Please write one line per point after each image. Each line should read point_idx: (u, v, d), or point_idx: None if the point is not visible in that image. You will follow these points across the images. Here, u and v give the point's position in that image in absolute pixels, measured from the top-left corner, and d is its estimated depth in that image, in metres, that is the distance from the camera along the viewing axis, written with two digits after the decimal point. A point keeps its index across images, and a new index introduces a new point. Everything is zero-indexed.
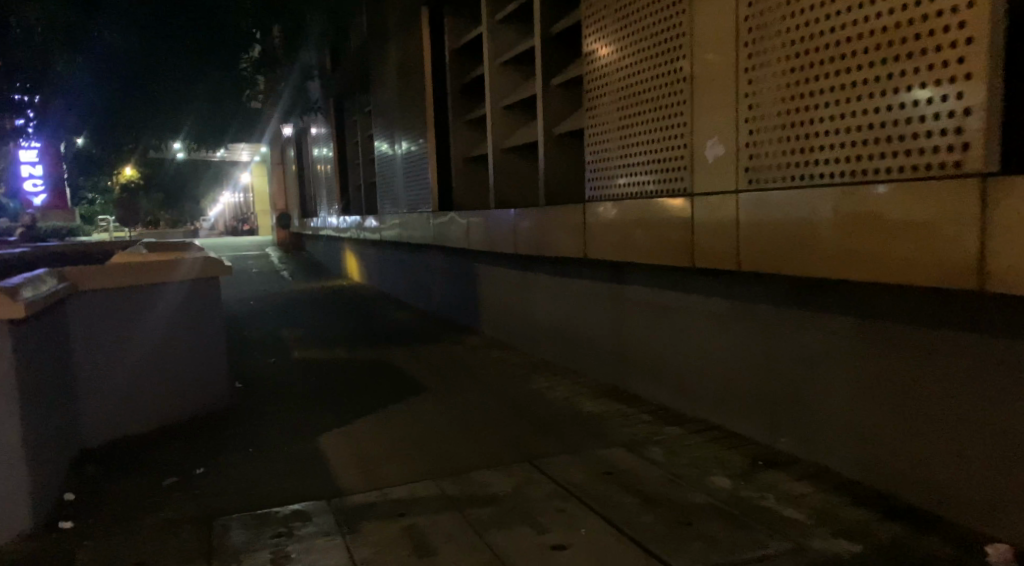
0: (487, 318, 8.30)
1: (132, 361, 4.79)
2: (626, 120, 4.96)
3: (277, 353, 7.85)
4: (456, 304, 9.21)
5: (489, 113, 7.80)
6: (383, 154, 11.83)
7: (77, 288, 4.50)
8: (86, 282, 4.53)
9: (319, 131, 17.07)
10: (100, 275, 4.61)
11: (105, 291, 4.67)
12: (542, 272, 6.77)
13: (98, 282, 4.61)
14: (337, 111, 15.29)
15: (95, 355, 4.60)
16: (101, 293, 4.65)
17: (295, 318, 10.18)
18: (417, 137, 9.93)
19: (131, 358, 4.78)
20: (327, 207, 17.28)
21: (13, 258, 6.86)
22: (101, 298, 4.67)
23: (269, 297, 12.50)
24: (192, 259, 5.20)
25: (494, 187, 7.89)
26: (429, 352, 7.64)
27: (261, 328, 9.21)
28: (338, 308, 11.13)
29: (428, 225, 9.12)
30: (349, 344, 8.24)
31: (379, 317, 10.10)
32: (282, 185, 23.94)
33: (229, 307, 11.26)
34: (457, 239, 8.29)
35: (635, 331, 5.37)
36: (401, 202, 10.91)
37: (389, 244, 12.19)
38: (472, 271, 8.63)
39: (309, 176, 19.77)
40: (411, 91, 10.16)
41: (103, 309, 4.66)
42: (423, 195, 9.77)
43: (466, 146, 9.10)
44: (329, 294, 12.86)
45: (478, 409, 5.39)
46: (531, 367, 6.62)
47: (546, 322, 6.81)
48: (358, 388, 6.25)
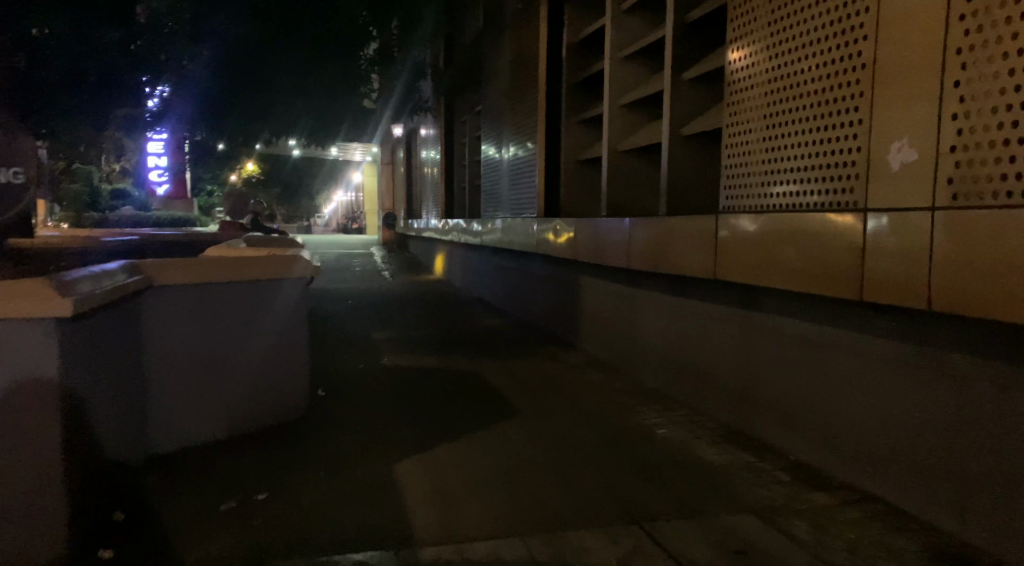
0: (587, 335, 7.65)
1: (208, 363, 4.49)
2: (775, 122, 4.19)
3: (366, 357, 7.51)
4: (555, 317, 8.61)
5: (607, 110, 7.12)
6: (490, 156, 11.42)
7: (156, 282, 4.21)
8: (166, 276, 4.24)
9: (427, 132, 16.97)
10: (182, 269, 4.32)
11: (186, 288, 4.37)
12: (656, 289, 6.05)
13: (180, 277, 4.31)
14: (447, 111, 15.08)
15: (171, 355, 4.32)
16: (181, 289, 4.35)
17: (389, 320, 9.91)
18: (525, 137, 9.41)
19: (207, 359, 4.48)
20: (431, 208, 17.16)
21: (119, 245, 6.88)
22: (182, 295, 4.36)
23: (366, 296, 12.40)
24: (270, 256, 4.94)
25: (605, 193, 7.23)
26: (523, 368, 7.07)
27: (353, 329, 8.97)
28: (433, 311, 10.79)
29: (530, 231, 8.58)
30: (439, 352, 7.82)
31: (472, 324, 9.65)
32: (390, 185, 24.22)
33: (326, 304, 11.16)
34: (561, 248, 7.69)
35: (767, 368, 4.56)
36: (504, 205, 10.44)
37: (489, 249, 11.76)
38: (574, 284, 8.01)
39: (416, 176, 19.79)
40: (522, 88, 9.65)
41: (183, 306, 4.36)
42: (528, 200, 9.25)
43: (576, 148, 8.49)
44: (426, 296, 12.59)
45: (576, 444, 4.75)
46: (636, 396, 5.90)
47: (655, 346, 6.08)
48: (445, 404, 5.77)
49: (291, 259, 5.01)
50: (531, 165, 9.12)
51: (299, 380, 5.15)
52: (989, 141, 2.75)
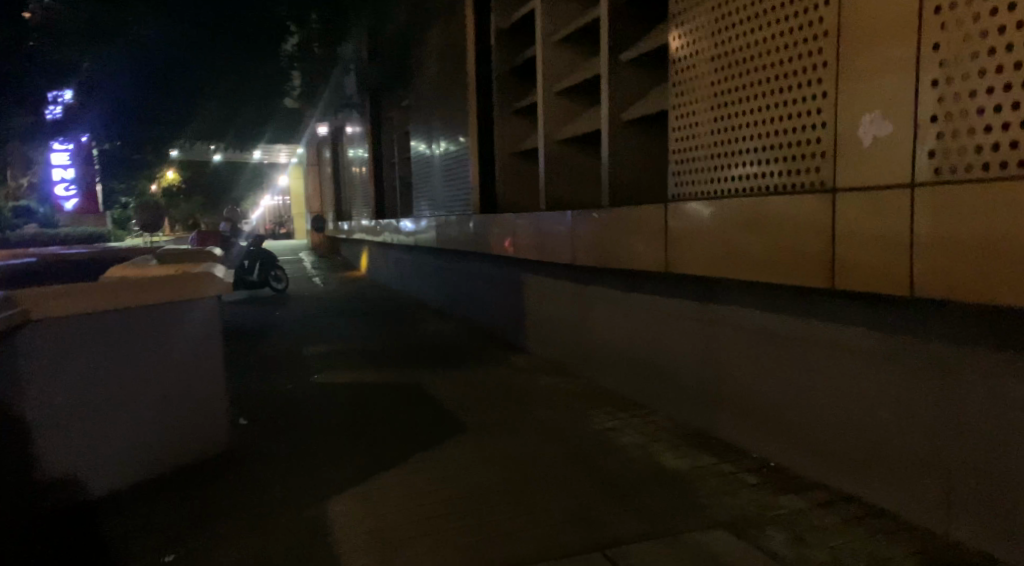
0: (534, 336, 7.28)
1: (106, 401, 3.89)
2: (726, 99, 3.90)
3: (298, 376, 6.93)
4: (498, 318, 8.21)
5: (541, 99, 6.75)
6: (420, 154, 10.90)
7: (37, 315, 3.57)
8: (52, 308, 3.62)
9: (354, 130, 16.26)
10: (71, 299, 3.69)
11: (74, 318, 3.74)
12: (604, 285, 5.72)
13: (67, 307, 3.68)
14: (373, 107, 14.43)
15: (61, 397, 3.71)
16: (69, 321, 3.72)
17: (322, 331, 9.29)
18: (457, 131, 8.96)
19: (104, 397, 3.88)
20: (362, 210, 16.47)
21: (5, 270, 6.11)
22: (71, 327, 3.73)
23: (297, 307, 11.72)
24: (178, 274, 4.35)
25: (544, 186, 6.87)
26: (469, 376, 6.64)
27: (281, 344, 8.36)
28: (370, 318, 10.21)
29: (467, 229, 8.15)
30: (377, 364, 7.30)
31: (411, 330, 9.15)
32: (318, 188, 23.27)
33: (254, 320, 10.43)
34: (501, 246, 7.29)
35: (728, 363, 4.27)
36: (438, 204, 9.96)
37: (424, 250, 11.26)
38: (516, 282, 7.62)
39: (344, 177, 19.00)
40: (451, 80, 9.18)
41: (72, 340, 3.74)
42: (464, 196, 8.81)
43: (511, 139, 8.08)
44: (361, 302, 11.97)
45: (528, 461, 4.37)
46: (590, 400, 5.56)
47: (606, 345, 5.76)
48: (385, 423, 5.27)
49: (203, 276, 4.44)
50: (464, 160, 8.68)
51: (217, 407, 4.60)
52: (977, 108, 2.48)
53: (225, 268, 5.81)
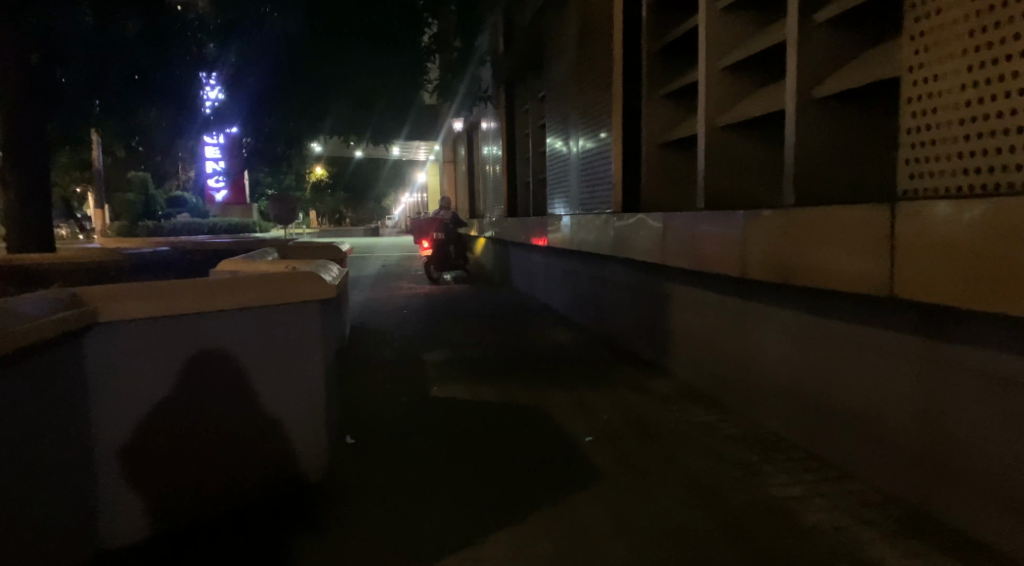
0: (682, 358, 6.17)
1: (184, 415, 3.38)
2: (998, 57, 2.75)
3: (414, 391, 6.27)
4: (638, 333, 7.16)
5: (702, 77, 5.65)
6: (556, 149, 10.07)
7: (102, 316, 3.10)
8: (117, 309, 3.14)
9: (488, 125, 15.71)
10: (139, 298, 3.21)
11: (149, 321, 3.25)
12: (781, 304, 4.52)
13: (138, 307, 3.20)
14: (508, 99, 13.77)
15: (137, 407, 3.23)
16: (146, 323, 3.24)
17: (446, 339, 8.66)
18: (598, 121, 7.99)
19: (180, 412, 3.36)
20: (494, 207, 15.93)
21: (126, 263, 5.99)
22: (144, 332, 3.24)
23: (421, 307, 11.36)
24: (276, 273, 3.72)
25: (702, 179, 5.75)
26: (603, 403, 5.65)
27: (400, 350, 7.89)
28: (496, 324, 9.48)
29: (607, 230, 7.15)
30: (500, 380, 6.50)
31: (539, 340, 8.30)
32: (452, 184, 23.15)
33: (379, 322, 10.05)
34: (647, 252, 6.25)
35: (970, 426, 3.04)
36: (573, 202, 9.08)
37: (555, 252, 10.44)
38: (662, 293, 6.53)
39: (477, 173, 18.58)
40: (593, 64, 8.23)
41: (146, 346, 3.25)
42: (603, 193, 7.82)
43: (660, 127, 6.98)
44: (488, 306, 11.30)
45: (676, 530, 3.39)
46: (757, 450, 4.39)
47: (779, 380, 4.57)
48: (503, 459, 4.43)
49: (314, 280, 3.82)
50: (605, 152, 7.69)
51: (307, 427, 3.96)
52: None
53: (338, 270, 5.25)
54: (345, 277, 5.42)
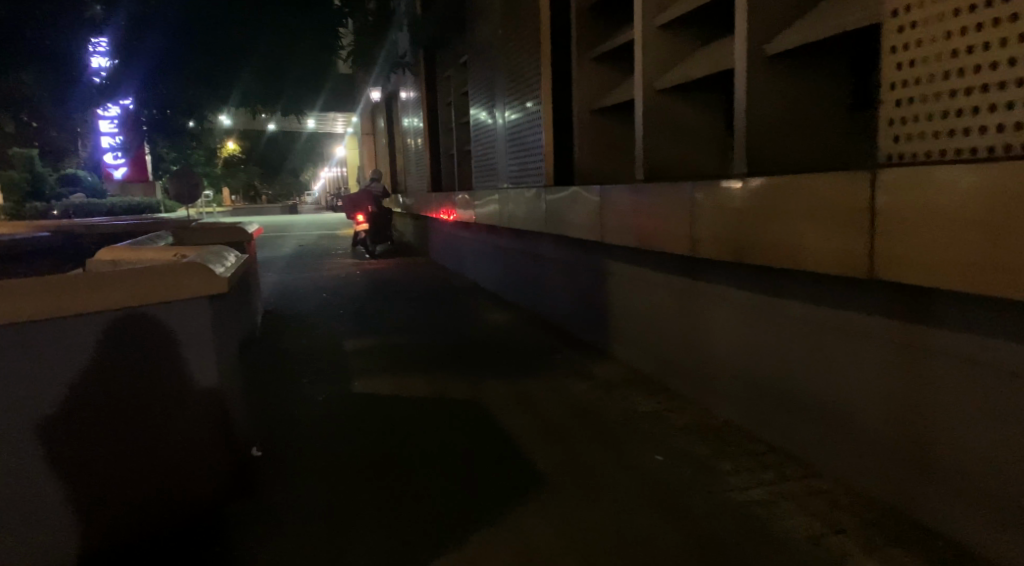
0: (624, 340, 5.81)
1: (48, 450, 2.83)
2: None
3: (333, 389, 5.67)
4: (575, 314, 6.76)
5: (639, 35, 5.21)
6: (480, 118, 9.48)
7: None
8: None
9: (408, 93, 14.89)
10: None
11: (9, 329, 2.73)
12: (734, 284, 4.17)
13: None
14: (428, 65, 12.99)
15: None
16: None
17: (369, 324, 8.04)
18: (525, 87, 7.44)
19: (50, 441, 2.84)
20: (417, 181, 15.21)
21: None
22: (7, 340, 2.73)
23: (342, 289, 10.68)
24: (165, 266, 3.20)
25: (640, 148, 5.33)
26: (541, 395, 5.22)
27: (320, 341, 7.26)
28: (424, 306, 8.91)
29: (539, 205, 6.68)
30: (428, 371, 5.96)
31: (469, 323, 7.79)
32: (373, 156, 22.14)
33: (296, 309, 9.30)
34: (584, 228, 5.82)
35: (965, 424, 2.72)
36: (501, 174, 8.56)
37: (484, 227, 9.93)
38: (600, 271, 6.13)
39: (398, 144, 17.72)
40: (518, 25, 7.65)
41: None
42: (532, 165, 7.33)
43: (592, 93, 6.50)
44: (414, 286, 10.69)
45: (636, 545, 2.99)
46: (711, 444, 4.06)
47: (733, 366, 4.24)
48: (433, 470, 3.91)
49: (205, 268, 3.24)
50: (534, 121, 7.17)
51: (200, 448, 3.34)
52: None
53: (237, 254, 4.56)
54: (246, 260, 4.73)
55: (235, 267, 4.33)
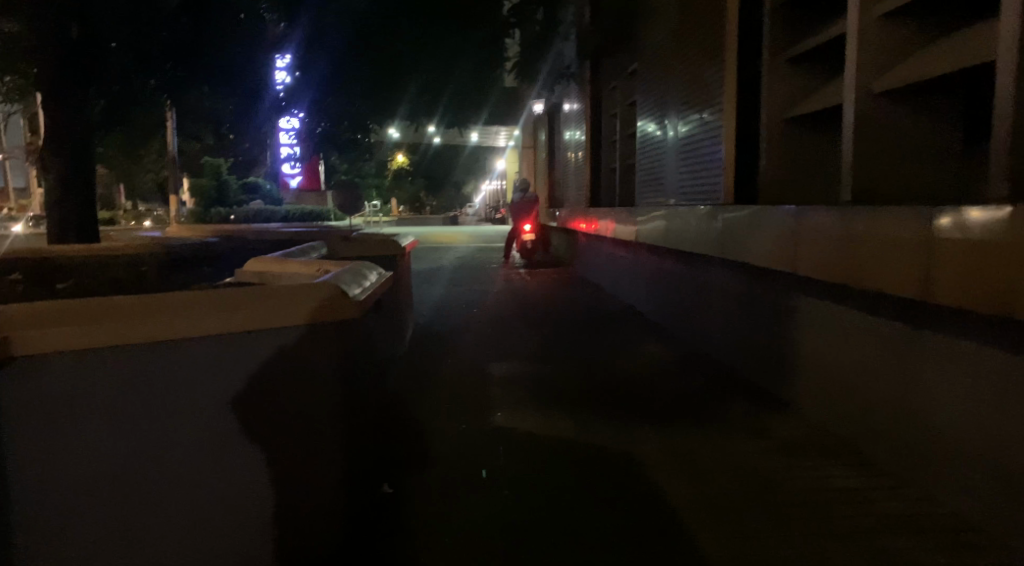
0: (813, 395, 4.85)
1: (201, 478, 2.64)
2: None
3: (473, 424, 5.24)
4: (750, 356, 5.84)
5: (853, 29, 4.29)
6: (647, 132, 8.77)
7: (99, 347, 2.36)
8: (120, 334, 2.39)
9: (570, 107, 14.46)
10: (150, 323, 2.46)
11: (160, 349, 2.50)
12: (987, 347, 3.17)
13: (72, 338, 2.30)
14: (593, 77, 12.45)
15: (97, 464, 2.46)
16: (90, 359, 2.36)
17: (518, 349, 7.60)
18: (703, 97, 6.62)
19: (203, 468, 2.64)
20: (575, 196, 14.73)
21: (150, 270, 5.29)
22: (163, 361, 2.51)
23: (493, 308, 10.42)
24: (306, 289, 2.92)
25: (847, 167, 4.38)
26: (707, 457, 4.43)
27: (466, 365, 6.93)
28: (576, 332, 8.32)
29: (714, 226, 5.88)
30: (578, 412, 5.35)
31: (624, 355, 7.10)
32: (533, 170, 22.01)
33: (447, 326, 9.09)
34: (767, 257, 4.97)
35: None
36: (668, 192, 7.80)
37: (644, 249, 9.19)
38: (785, 311, 5.20)
39: (558, 159, 17.36)
40: (696, 29, 6.86)
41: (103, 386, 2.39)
42: (708, 183, 6.50)
43: (786, 103, 5.55)
44: (567, 307, 10.15)
45: None
46: (940, 547, 3.13)
47: (976, 454, 3.28)
48: (575, 553, 3.28)
49: (342, 294, 3.01)
50: (713, 135, 6.34)
51: (331, 492, 3.03)
52: None
53: (379, 272, 4.25)
54: (388, 278, 4.42)
55: (378, 288, 4.01)
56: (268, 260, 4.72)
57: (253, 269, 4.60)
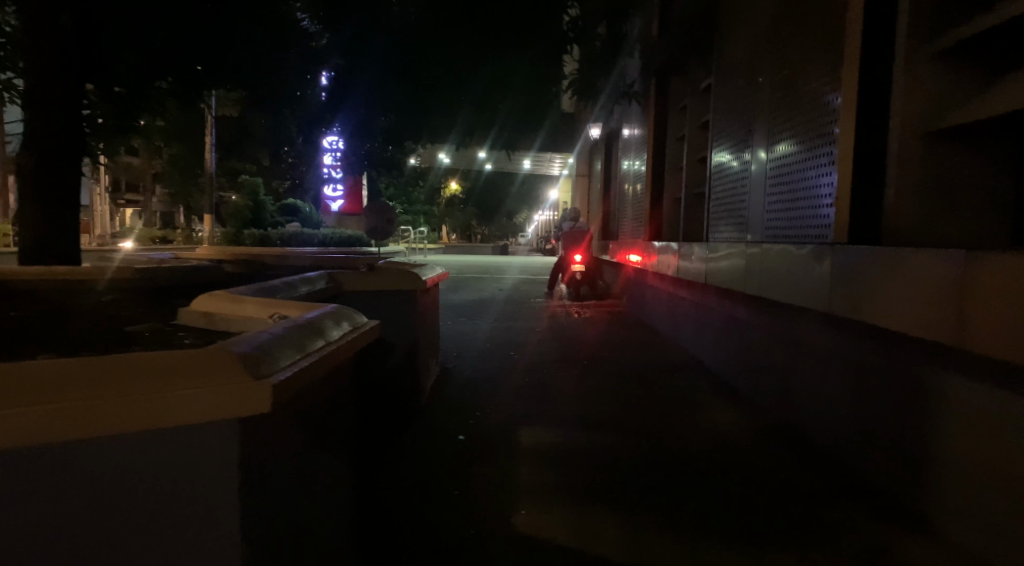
0: (971, 524, 3.33)
1: None
2: None
3: (485, 525, 3.90)
4: (867, 449, 4.31)
5: None
6: (725, 157, 7.41)
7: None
8: None
9: (631, 132, 13.16)
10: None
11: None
12: None
13: None
14: (658, 96, 11.16)
15: None
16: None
17: (557, 411, 6.23)
18: (806, 108, 5.22)
19: None
20: (630, 229, 13.36)
21: (96, 312, 4.21)
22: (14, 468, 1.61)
23: (532, 351, 9.13)
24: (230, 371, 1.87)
25: None
26: None
27: (488, 432, 5.63)
28: (629, 391, 6.90)
29: (826, 270, 4.41)
30: (633, 518, 3.95)
31: (690, 429, 5.64)
32: (585, 200, 20.67)
33: (478, 374, 7.77)
34: (909, 318, 3.48)
35: None
36: (751, 228, 6.40)
37: (713, 293, 7.78)
38: (926, 395, 3.71)
39: (615, 187, 16.07)
40: (796, 28, 5.47)
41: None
42: (812, 216, 5.06)
43: (927, 111, 4.11)
44: (619, 356, 8.72)
45: None
46: None
47: None
48: None
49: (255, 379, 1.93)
50: (820, 155, 4.92)
51: None
52: None
53: (351, 327, 3.04)
54: (366, 329, 3.21)
55: (344, 350, 2.76)
56: (238, 296, 3.58)
57: (216, 312, 3.46)
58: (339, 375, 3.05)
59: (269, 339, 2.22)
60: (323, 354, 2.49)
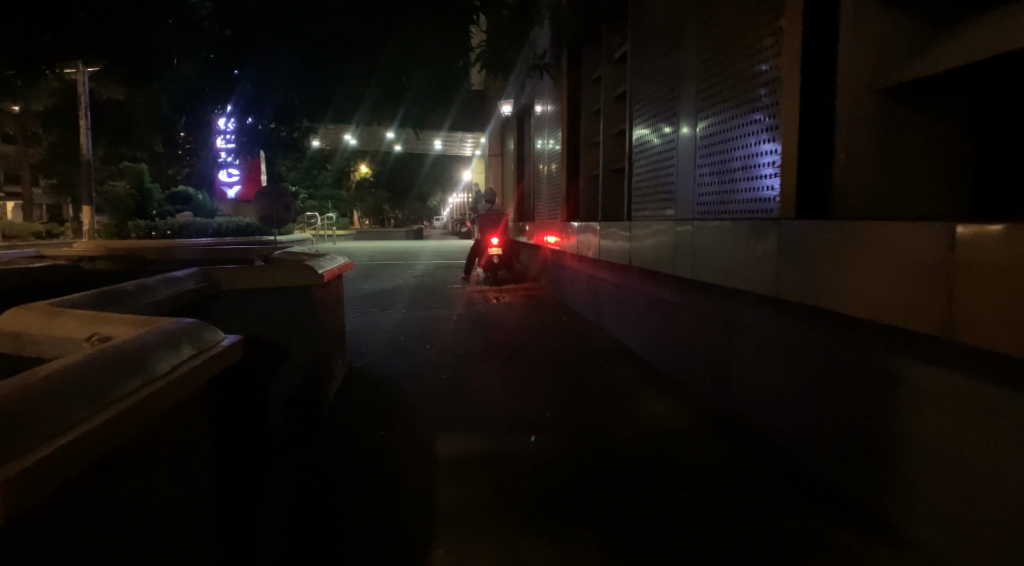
0: (955, 530, 2.97)
1: None
2: None
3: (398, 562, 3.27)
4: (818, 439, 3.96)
5: None
6: (646, 132, 6.97)
7: None
8: None
9: (543, 108, 12.63)
10: None
11: None
12: None
13: None
14: (571, 68, 10.66)
15: None
16: None
17: (478, 410, 5.65)
18: (738, 72, 4.76)
19: None
20: (547, 209, 12.88)
21: None
22: None
23: (448, 342, 8.50)
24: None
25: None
26: None
27: (401, 441, 4.97)
28: (555, 382, 6.40)
29: (774, 247, 3.98)
30: (570, 540, 3.42)
31: (622, 426, 5.16)
32: (499, 180, 20.09)
33: (390, 371, 7.08)
34: (875, 303, 3.07)
35: None
36: (678, 205, 5.98)
37: (636, 275, 7.37)
38: (892, 381, 3.33)
39: (529, 166, 15.56)
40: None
41: None
42: (748, 188, 4.63)
43: (876, 67, 3.72)
44: (541, 343, 8.20)
45: None
46: None
47: None
48: None
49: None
50: (758, 120, 4.48)
51: None
52: None
53: (193, 350, 2.30)
54: (218, 346, 2.48)
55: (174, 383, 2.04)
56: (61, 307, 2.72)
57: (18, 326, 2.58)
58: (182, 411, 2.31)
59: (57, 404, 1.64)
60: (127, 403, 1.81)
